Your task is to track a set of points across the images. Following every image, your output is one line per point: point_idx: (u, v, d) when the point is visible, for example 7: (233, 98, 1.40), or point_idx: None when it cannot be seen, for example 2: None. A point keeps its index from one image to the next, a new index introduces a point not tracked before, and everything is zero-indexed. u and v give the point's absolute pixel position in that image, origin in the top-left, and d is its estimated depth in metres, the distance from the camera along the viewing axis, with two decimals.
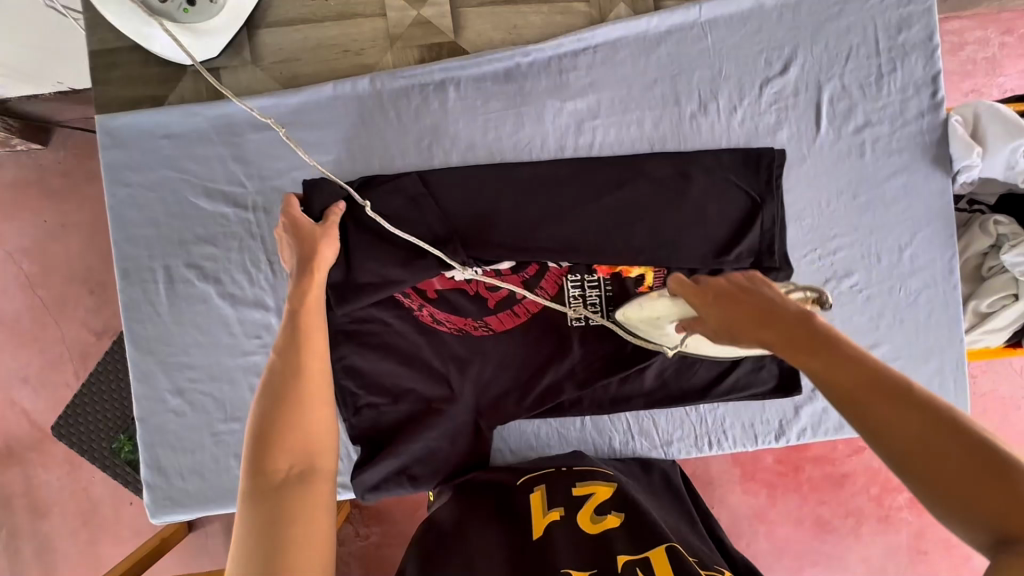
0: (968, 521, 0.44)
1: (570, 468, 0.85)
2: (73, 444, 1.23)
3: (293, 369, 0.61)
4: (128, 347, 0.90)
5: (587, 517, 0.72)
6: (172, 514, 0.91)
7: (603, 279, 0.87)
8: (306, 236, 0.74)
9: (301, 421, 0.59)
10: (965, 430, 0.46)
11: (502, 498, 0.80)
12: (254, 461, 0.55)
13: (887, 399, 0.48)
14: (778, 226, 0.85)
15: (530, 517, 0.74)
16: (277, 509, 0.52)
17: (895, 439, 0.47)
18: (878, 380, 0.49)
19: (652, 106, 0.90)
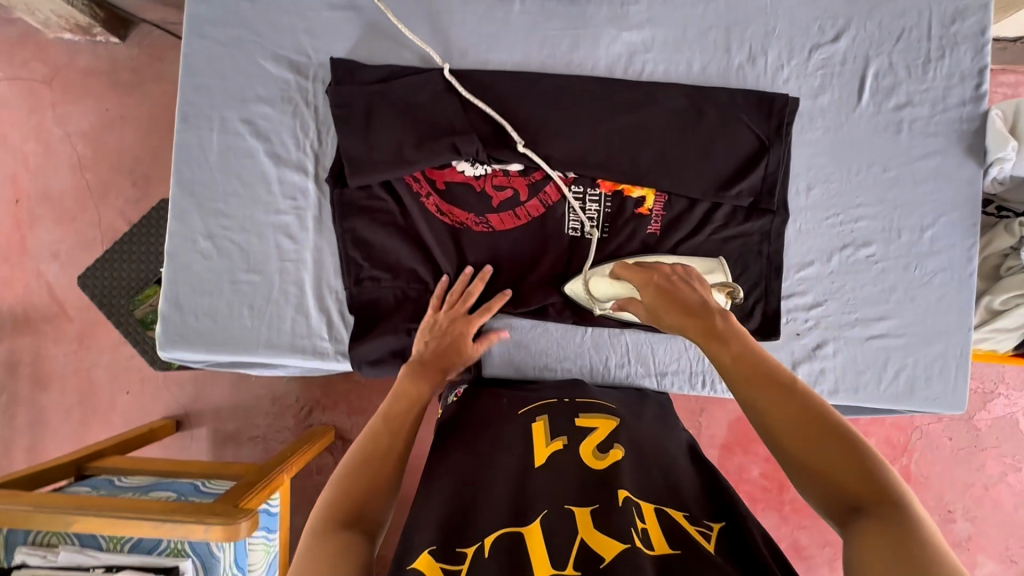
0: (829, 490, 0.54)
1: (572, 400, 0.83)
2: (94, 297, 1.29)
3: (393, 439, 0.71)
4: (173, 186, 0.95)
5: (589, 450, 0.71)
6: (181, 351, 0.94)
7: (605, 195, 0.95)
8: (462, 347, 0.87)
9: (373, 485, 0.66)
10: (823, 412, 0.58)
11: (501, 424, 0.79)
12: (334, 504, 0.62)
13: (770, 391, 0.61)
14: (782, 170, 0.93)
15: (531, 446, 0.73)
16: (332, 549, 0.57)
17: (777, 421, 0.58)
18: (762, 375, 0.62)
19: (703, 50, 0.95)
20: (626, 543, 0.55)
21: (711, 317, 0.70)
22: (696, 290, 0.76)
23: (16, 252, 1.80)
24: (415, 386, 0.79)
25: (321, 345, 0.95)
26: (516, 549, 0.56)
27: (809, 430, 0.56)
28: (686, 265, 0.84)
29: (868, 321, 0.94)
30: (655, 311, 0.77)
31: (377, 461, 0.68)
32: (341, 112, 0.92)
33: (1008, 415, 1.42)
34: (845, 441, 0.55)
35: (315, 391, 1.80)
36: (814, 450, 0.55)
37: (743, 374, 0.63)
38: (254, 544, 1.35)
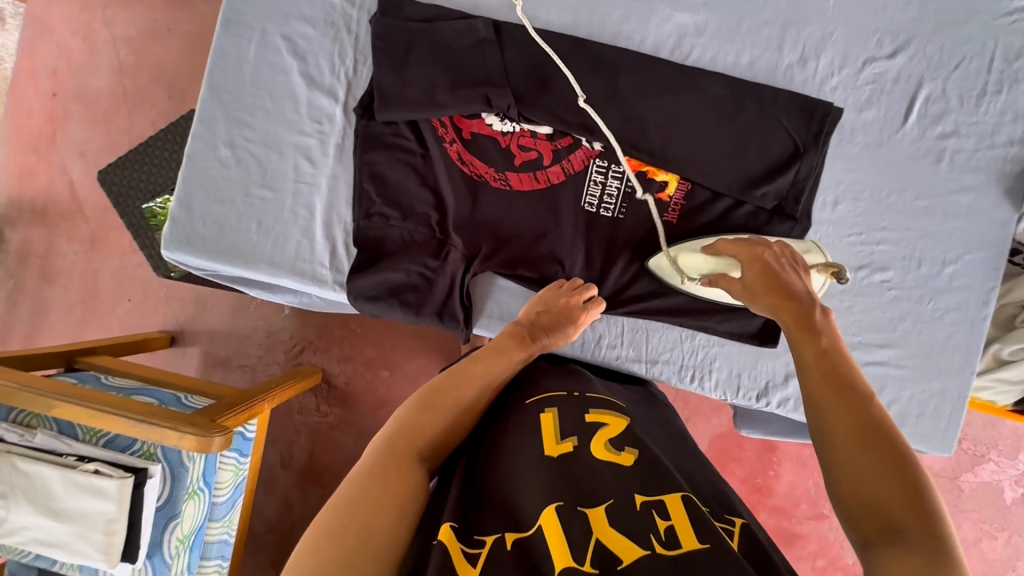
0: (868, 507, 0.50)
1: (581, 394, 0.81)
2: (110, 195, 1.31)
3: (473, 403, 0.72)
4: (203, 89, 0.95)
5: (602, 448, 0.69)
6: (182, 254, 0.94)
7: (629, 173, 0.93)
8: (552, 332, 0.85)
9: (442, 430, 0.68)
10: (897, 437, 0.53)
11: (509, 415, 0.76)
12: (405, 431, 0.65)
13: (841, 391, 0.56)
14: (811, 179, 0.91)
15: (541, 441, 0.70)
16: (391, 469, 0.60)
17: (838, 422, 0.55)
18: (836, 374, 0.58)
19: (755, 44, 0.93)
20: (645, 548, 0.56)
21: (809, 306, 0.65)
22: (802, 276, 0.69)
23: (45, 144, 1.83)
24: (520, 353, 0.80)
25: (321, 273, 0.95)
26: (536, 540, 0.57)
27: (878, 447, 0.52)
28: (791, 245, 0.76)
29: (871, 346, 0.92)
30: (750, 289, 0.71)
31: (462, 412, 0.70)
32: (380, 43, 0.91)
33: (994, 481, 1.39)
34: (909, 472, 0.51)
35: (309, 331, 1.81)
36: (869, 461, 0.52)
37: (823, 372, 0.58)
38: (224, 463, 1.37)
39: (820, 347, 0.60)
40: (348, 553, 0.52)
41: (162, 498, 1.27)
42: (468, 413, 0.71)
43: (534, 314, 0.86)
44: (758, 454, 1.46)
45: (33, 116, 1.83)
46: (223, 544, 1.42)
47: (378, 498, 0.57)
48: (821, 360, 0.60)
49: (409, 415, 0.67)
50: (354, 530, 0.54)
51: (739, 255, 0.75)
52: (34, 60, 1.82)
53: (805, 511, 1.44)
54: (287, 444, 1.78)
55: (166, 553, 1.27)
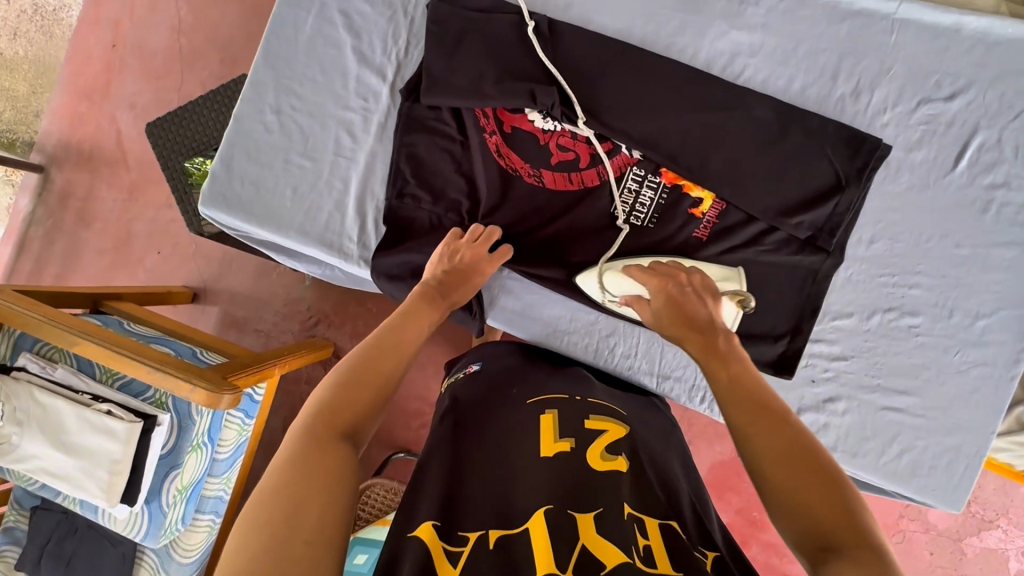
0: (810, 528, 0.51)
1: (583, 398, 0.82)
2: (155, 147, 1.35)
3: (380, 365, 0.72)
4: (258, 55, 0.98)
5: (597, 454, 0.70)
6: (217, 211, 0.97)
7: (664, 185, 0.92)
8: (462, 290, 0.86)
9: (354, 400, 0.68)
10: (819, 453, 0.55)
11: (512, 412, 0.78)
12: (314, 414, 0.65)
13: (760, 417, 0.59)
14: (850, 214, 0.90)
15: (540, 438, 0.72)
16: (306, 455, 0.61)
17: (760, 446, 0.57)
18: (754, 401, 0.61)
19: (809, 70, 0.92)
20: (628, 555, 0.55)
21: (716, 337, 0.69)
22: (705, 303, 0.74)
23: (99, 92, 1.89)
24: (427, 312, 0.80)
25: (348, 246, 0.96)
26: (520, 541, 0.58)
27: (801, 465, 0.54)
28: (704, 274, 0.81)
29: (888, 391, 0.90)
30: (660, 317, 0.76)
31: (383, 388, 0.71)
32: (434, 29, 0.92)
33: (1000, 549, 1.34)
34: (834, 485, 0.53)
35: (327, 305, 1.83)
36: (796, 481, 0.53)
37: (740, 399, 0.61)
38: (228, 421, 1.38)
39: (737, 376, 0.64)
40: (279, 540, 0.53)
41: (167, 447, 1.29)
42: (389, 385, 0.72)
43: (445, 272, 0.86)
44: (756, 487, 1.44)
45: (91, 65, 1.90)
46: (218, 501, 1.44)
47: (297, 487, 0.58)
48: (736, 387, 0.63)
49: (317, 400, 0.67)
50: (280, 518, 0.55)
51: (651, 283, 0.80)
52: (99, 11, 1.89)
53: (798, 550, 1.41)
54: (290, 412, 1.81)
55: (163, 501, 1.30)
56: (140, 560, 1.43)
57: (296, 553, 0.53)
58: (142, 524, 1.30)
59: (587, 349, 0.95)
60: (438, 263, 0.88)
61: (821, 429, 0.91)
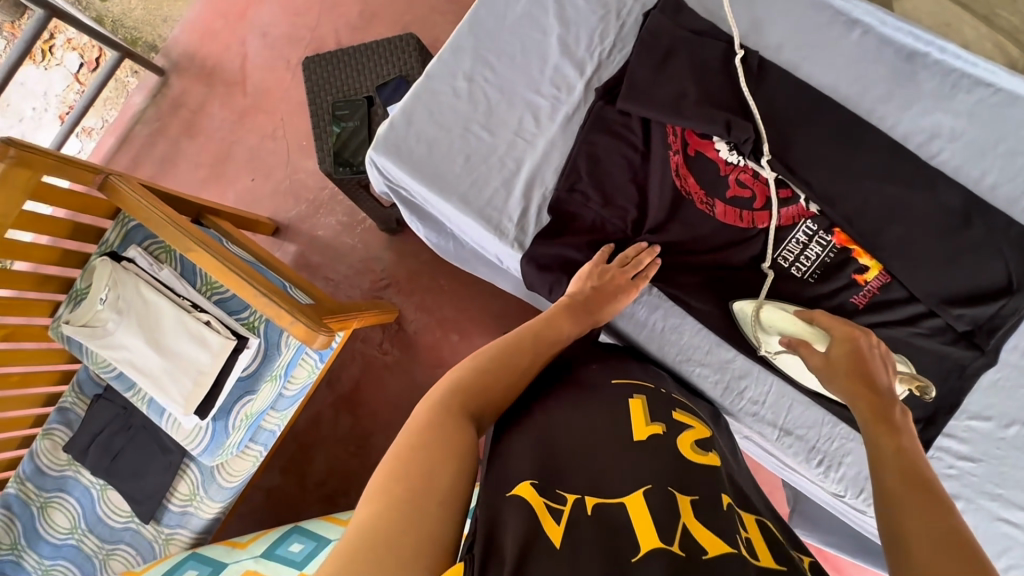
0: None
1: (665, 392, 0.79)
2: (307, 81, 1.38)
3: (514, 364, 0.72)
4: (464, 21, 0.99)
5: (689, 445, 0.67)
6: (385, 159, 0.98)
7: (833, 244, 0.92)
8: (601, 307, 0.85)
9: (489, 390, 0.68)
10: (976, 546, 0.47)
11: (598, 391, 0.74)
12: (452, 393, 0.65)
13: (915, 483, 0.54)
14: (1014, 319, 0.89)
15: (629, 421, 0.69)
16: (442, 426, 0.61)
17: (903, 506, 0.52)
18: (916, 473, 0.56)
19: (1006, 168, 0.91)
20: (729, 545, 0.53)
21: (892, 407, 0.65)
22: (888, 372, 0.71)
23: (237, 15, 1.94)
24: (567, 323, 0.81)
25: (506, 226, 0.96)
26: (621, 515, 0.56)
27: (946, 542, 0.48)
28: (890, 353, 0.77)
29: (1010, 504, 0.88)
30: (831, 367, 0.74)
31: (512, 379, 0.71)
32: (649, 38, 0.94)
33: None
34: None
35: (401, 271, 1.83)
36: (925, 546, 0.48)
37: (897, 465, 0.57)
38: (305, 360, 1.35)
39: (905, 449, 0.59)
40: (419, 497, 0.54)
41: (247, 371, 1.31)
42: (517, 381, 0.72)
43: (587, 288, 0.86)
44: None
45: None
46: (271, 434, 1.43)
47: (435, 451, 0.58)
48: (897, 457, 0.58)
49: (454, 378, 0.67)
50: (415, 480, 0.55)
51: (830, 329, 0.79)
52: None
53: None
54: (341, 365, 1.82)
55: (229, 422, 1.32)
56: (182, 472, 1.44)
57: (429, 511, 0.53)
58: (203, 439, 1.33)
59: (716, 382, 0.94)
60: (581, 277, 0.88)
61: None
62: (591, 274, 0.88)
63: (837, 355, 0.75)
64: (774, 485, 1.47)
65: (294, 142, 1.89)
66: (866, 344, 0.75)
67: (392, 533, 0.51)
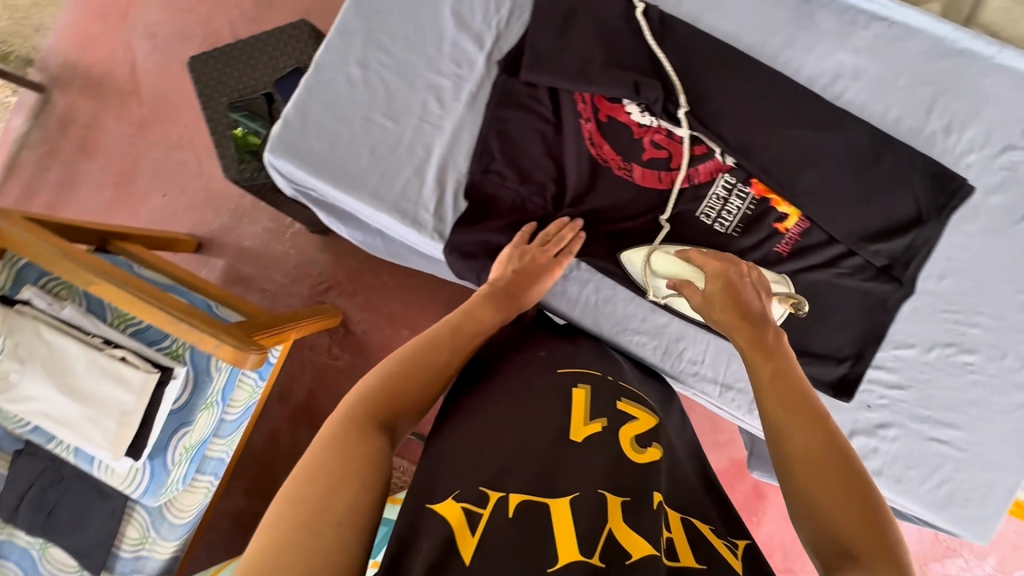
0: (829, 533, 0.53)
1: (614, 379, 0.78)
2: (197, 83, 1.26)
3: (430, 364, 0.69)
4: (348, 2, 0.92)
5: (629, 440, 0.67)
6: (283, 161, 0.91)
7: (753, 196, 0.92)
8: (524, 291, 0.83)
9: (403, 395, 0.65)
10: (850, 458, 0.56)
11: (541, 381, 0.73)
12: (363, 405, 0.62)
13: (792, 410, 0.60)
14: (926, 249, 0.91)
15: (570, 418, 0.68)
16: (348, 441, 0.57)
17: (795, 443, 0.58)
18: (793, 397, 0.61)
19: (908, 102, 0.92)
20: (654, 548, 0.55)
21: (764, 331, 0.68)
22: (761, 297, 0.72)
23: (118, 17, 1.77)
24: (490, 311, 0.78)
25: (423, 217, 0.91)
26: (544, 519, 0.57)
27: (830, 471, 0.55)
28: (761, 270, 0.79)
29: (938, 424, 0.93)
30: (710, 302, 0.75)
31: (431, 380, 0.68)
32: (546, 3, 0.89)
33: None
34: (863, 493, 0.54)
35: (340, 272, 1.76)
36: (825, 484, 0.55)
37: (779, 397, 0.61)
38: (242, 382, 1.31)
39: (782, 374, 0.63)
40: (315, 514, 0.51)
41: (179, 403, 1.23)
42: (438, 379, 0.70)
43: (511, 273, 0.83)
44: (746, 497, 1.50)
45: None
46: (219, 462, 1.36)
47: (336, 469, 0.54)
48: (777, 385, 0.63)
49: (364, 387, 0.64)
50: (310, 501, 0.51)
51: (706, 266, 0.79)
52: None
53: (777, 561, 1.47)
54: (290, 378, 1.75)
55: (168, 458, 1.23)
56: (128, 516, 1.35)
57: (328, 536, 0.50)
58: (143, 479, 1.24)
59: (656, 346, 0.94)
60: (501, 262, 0.85)
61: (869, 453, 0.93)
62: (511, 258, 0.85)
63: (713, 286, 0.76)
64: (732, 432, 1.51)
65: (204, 150, 1.76)
66: (740, 271, 0.76)
67: (283, 564, 0.47)
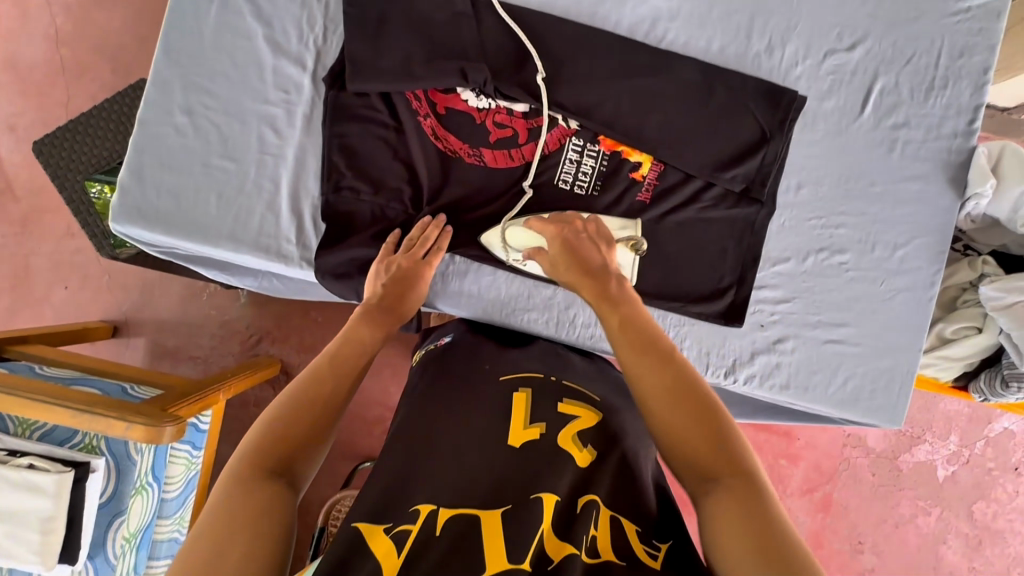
0: (687, 463, 0.59)
1: (558, 379, 0.78)
2: (47, 167, 1.21)
3: (319, 394, 0.66)
4: (157, 52, 0.89)
5: (569, 441, 0.68)
6: (131, 226, 0.88)
7: (603, 153, 0.93)
8: (401, 297, 0.82)
9: (293, 431, 0.62)
10: (693, 386, 0.62)
11: (484, 392, 0.74)
12: (250, 453, 0.59)
13: (639, 355, 0.65)
14: (777, 164, 0.95)
15: (508, 425, 0.69)
16: (235, 495, 0.55)
17: (647, 386, 0.63)
18: (639, 341, 0.66)
19: (726, 30, 0.95)
20: (576, 547, 0.56)
21: (608, 284, 0.74)
22: (600, 250, 0.78)
23: None
24: (367, 329, 0.75)
25: (287, 249, 0.90)
26: (471, 532, 0.56)
27: (679, 407, 0.60)
28: (600, 219, 0.84)
29: (829, 325, 0.96)
30: (558, 267, 0.80)
31: (323, 409, 0.65)
32: (354, 12, 0.88)
33: (928, 460, 1.43)
34: (709, 416, 0.60)
35: (265, 320, 1.69)
36: (680, 418, 0.60)
37: (628, 349, 0.66)
38: (174, 457, 1.28)
39: (628, 325, 0.68)
40: None
41: (106, 495, 1.17)
42: (333, 406, 0.66)
43: (381, 288, 0.82)
44: None
45: None
46: (172, 542, 1.32)
47: (220, 527, 0.52)
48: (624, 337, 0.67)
49: (251, 436, 0.61)
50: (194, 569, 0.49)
51: (547, 230, 0.83)
52: None
53: None
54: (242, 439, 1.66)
55: (110, 553, 1.18)
56: None
57: None
58: None
59: (548, 319, 0.94)
60: (376, 274, 0.84)
61: (774, 369, 0.96)
62: (383, 268, 0.84)
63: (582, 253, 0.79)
64: None
65: None
66: (581, 229, 0.81)
67: None
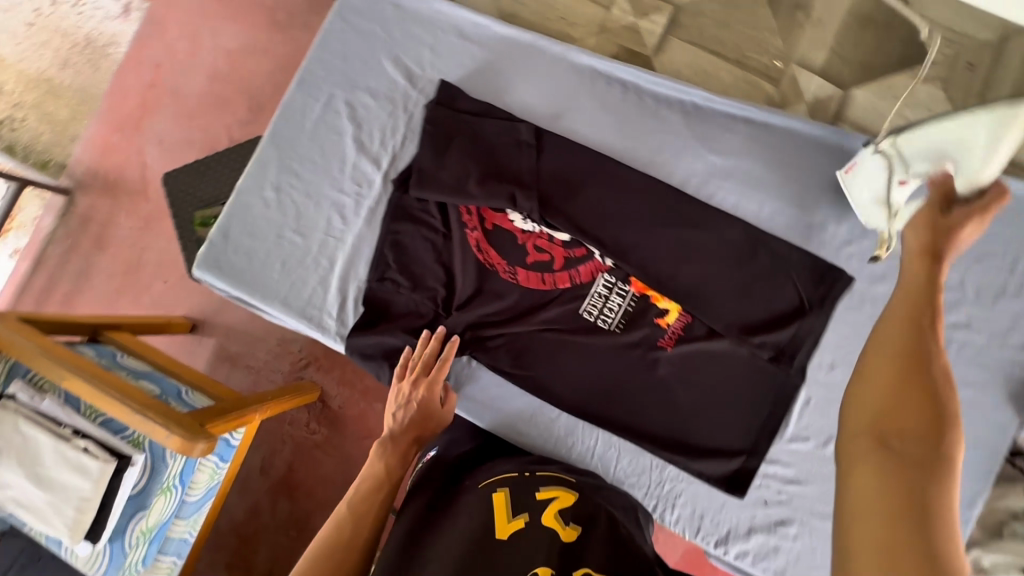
0: (877, 430, 0.44)
1: (531, 472, 0.79)
2: (169, 195, 1.43)
3: (349, 536, 0.70)
4: (265, 136, 1.04)
5: (553, 520, 0.68)
6: (208, 276, 1.01)
7: (632, 294, 0.95)
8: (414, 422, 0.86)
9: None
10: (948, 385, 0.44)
11: (463, 502, 0.74)
12: None
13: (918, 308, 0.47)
14: (811, 340, 0.91)
15: (493, 523, 0.68)
16: None
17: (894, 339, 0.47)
18: (924, 296, 0.48)
19: (779, 197, 0.96)
20: None
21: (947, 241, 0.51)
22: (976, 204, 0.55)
23: (131, 126, 1.71)
24: (384, 462, 0.79)
25: (327, 321, 1.00)
26: None
27: (918, 389, 0.44)
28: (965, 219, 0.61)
29: None
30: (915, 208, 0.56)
31: (351, 553, 0.68)
32: (430, 128, 0.98)
33: None
34: (939, 424, 0.43)
35: (318, 347, 1.69)
36: (908, 390, 0.44)
37: (911, 296, 0.49)
38: (202, 465, 1.38)
39: (934, 281, 0.48)
40: None
41: (136, 489, 1.30)
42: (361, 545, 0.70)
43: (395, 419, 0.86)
44: None
45: None
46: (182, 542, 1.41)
47: None
48: (918, 297, 0.48)
49: None
50: None
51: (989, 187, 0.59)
52: None
53: None
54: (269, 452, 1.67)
55: (126, 541, 1.31)
56: None
57: None
58: (103, 562, 1.32)
59: (546, 442, 0.96)
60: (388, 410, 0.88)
61: (770, 552, 0.91)
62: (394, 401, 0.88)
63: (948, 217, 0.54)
64: None
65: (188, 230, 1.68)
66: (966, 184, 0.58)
67: None
